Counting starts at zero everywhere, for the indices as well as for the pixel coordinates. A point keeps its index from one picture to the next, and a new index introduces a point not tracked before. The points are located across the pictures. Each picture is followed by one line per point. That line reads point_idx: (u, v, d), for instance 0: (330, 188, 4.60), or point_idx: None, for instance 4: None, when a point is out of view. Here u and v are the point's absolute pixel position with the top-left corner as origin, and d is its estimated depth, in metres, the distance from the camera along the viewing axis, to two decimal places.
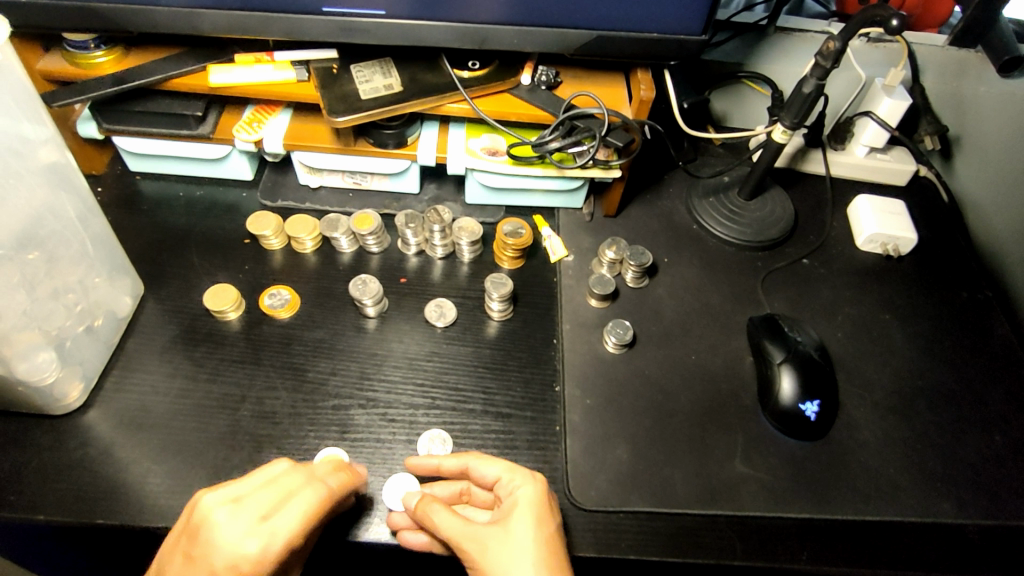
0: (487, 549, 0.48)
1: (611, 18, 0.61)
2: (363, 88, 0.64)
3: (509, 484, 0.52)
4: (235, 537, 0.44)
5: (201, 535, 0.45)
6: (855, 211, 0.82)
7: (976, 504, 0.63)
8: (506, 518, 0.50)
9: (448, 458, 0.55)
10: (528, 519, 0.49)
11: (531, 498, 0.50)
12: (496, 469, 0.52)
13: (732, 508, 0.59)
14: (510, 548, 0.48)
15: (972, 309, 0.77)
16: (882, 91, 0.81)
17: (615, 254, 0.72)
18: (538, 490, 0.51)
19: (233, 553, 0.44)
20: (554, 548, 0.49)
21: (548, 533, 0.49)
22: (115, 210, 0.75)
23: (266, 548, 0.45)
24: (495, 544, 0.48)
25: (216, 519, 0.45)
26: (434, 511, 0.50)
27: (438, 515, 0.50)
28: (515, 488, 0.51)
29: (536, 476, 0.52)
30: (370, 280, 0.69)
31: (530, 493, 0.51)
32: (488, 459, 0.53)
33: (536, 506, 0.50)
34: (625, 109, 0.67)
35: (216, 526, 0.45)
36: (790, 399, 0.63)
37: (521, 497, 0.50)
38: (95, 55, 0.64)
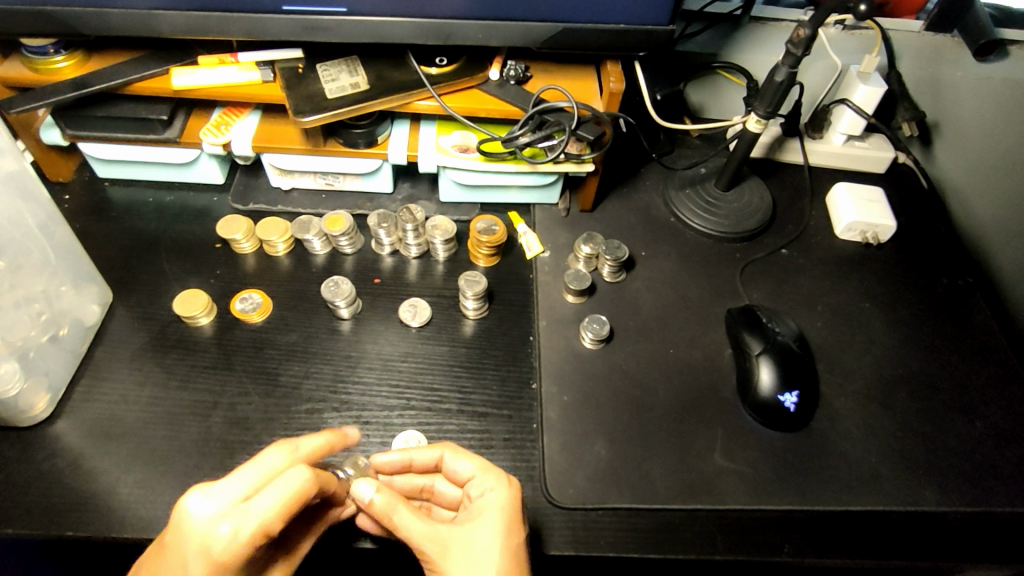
0: (447, 553, 0.47)
1: (577, 10, 0.60)
2: (328, 87, 0.63)
3: (480, 484, 0.50)
4: (205, 522, 0.41)
5: (173, 523, 0.41)
6: (834, 199, 0.82)
7: (958, 491, 0.62)
8: (471, 522, 0.49)
9: (420, 449, 0.53)
10: (494, 528, 0.48)
11: (505, 501, 0.49)
12: (469, 467, 0.51)
13: (712, 502, 0.59)
14: (474, 553, 0.47)
15: (952, 296, 0.77)
16: (857, 77, 0.80)
17: (592, 249, 0.72)
18: (510, 494, 0.50)
19: (204, 541, 0.40)
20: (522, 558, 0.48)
21: (513, 544, 0.48)
22: (84, 218, 0.74)
23: (238, 533, 0.41)
24: (455, 551, 0.48)
25: (189, 504, 0.41)
26: (393, 509, 0.48)
27: (396, 514, 0.48)
28: (487, 489, 0.50)
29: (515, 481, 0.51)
30: (342, 281, 0.68)
31: (504, 496, 0.49)
32: (462, 454, 0.52)
33: (507, 512, 0.49)
34: (596, 102, 0.66)
35: (187, 509, 0.41)
36: (768, 390, 0.63)
37: (493, 502, 0.49)
38: (55, 60, 0.63)
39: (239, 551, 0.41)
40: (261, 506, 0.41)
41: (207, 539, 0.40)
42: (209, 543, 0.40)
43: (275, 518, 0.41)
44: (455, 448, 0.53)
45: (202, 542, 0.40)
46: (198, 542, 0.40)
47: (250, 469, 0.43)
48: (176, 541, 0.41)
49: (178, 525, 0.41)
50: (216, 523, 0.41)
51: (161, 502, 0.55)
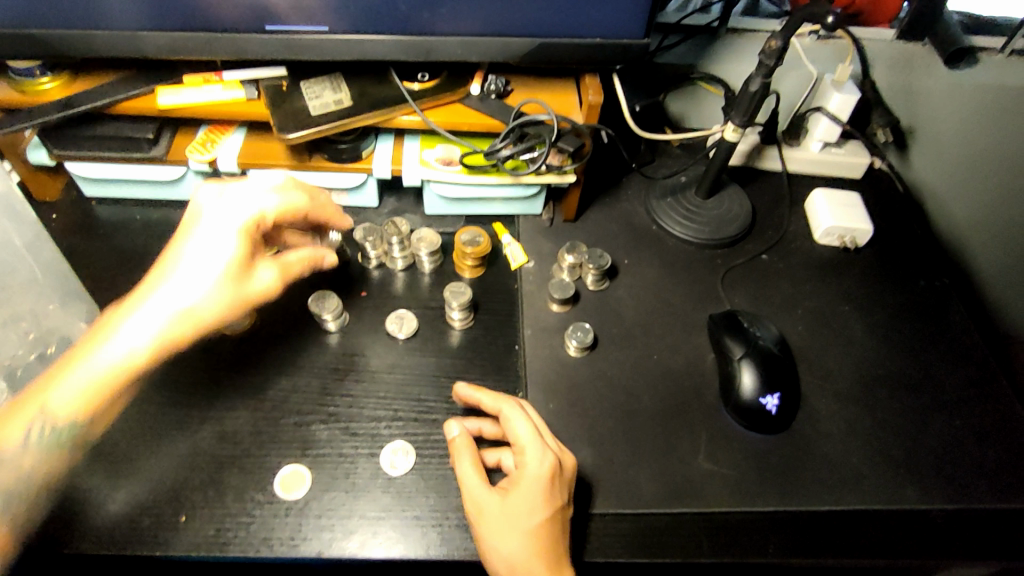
0: (483, 513, 0.52)
1: (554, 26, 0.62)
2: (312, 104, 0.64)
3: (524, 453, 0.53)
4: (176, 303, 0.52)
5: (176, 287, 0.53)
6: (812, 205, 0.83)
7: (939, 489, 0.64)
8: (512, 487, 0.52)
9: (488, 399, 0.58)
10: (527, 502, 0.51)
11: (541, 474, 0.52)
12: (522, 432, 0.54)
13: (698, 505, 0.60)
14: (510, 518, 0.51)
15: (930, 297, 0.78)
16: (831, 86, 0.82)
17: (575, 258, 0.73)
18: (547, 470, 0.52)
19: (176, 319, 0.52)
20: (553, 534, 0.51)
21: (540, 523, 0.51)
22: (71, 236, 0.74)
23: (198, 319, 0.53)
24: (491, 513, 0.52)
25: (175, 272, 0.53)
26: (460, 451, 0.55)
27: (459, 457, 0.55)
28: (527, 460, 0.53)
29: (555, 458, 0.53)
30: (329, 294, 0.69)
31: (542, 467, 0.52)
32: (521, 418, 0.55)
33: (540, 488, 0.51)
34: (576, 114, 0.67)
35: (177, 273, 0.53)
36: (750, 394, 0.64)
37: (530, 474, 0.52)
38: (42, 82, 0.64)
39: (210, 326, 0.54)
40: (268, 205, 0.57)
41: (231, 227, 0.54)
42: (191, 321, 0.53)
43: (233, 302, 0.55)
44: (516, 413, 0.56)
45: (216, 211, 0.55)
46: (188, 262, 0.54)
47: (191, 260, 0.53)
48: (204, 243, 0.54)
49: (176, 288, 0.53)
50: (240, 207, 0.55)
51: (153, 516, 0.56)
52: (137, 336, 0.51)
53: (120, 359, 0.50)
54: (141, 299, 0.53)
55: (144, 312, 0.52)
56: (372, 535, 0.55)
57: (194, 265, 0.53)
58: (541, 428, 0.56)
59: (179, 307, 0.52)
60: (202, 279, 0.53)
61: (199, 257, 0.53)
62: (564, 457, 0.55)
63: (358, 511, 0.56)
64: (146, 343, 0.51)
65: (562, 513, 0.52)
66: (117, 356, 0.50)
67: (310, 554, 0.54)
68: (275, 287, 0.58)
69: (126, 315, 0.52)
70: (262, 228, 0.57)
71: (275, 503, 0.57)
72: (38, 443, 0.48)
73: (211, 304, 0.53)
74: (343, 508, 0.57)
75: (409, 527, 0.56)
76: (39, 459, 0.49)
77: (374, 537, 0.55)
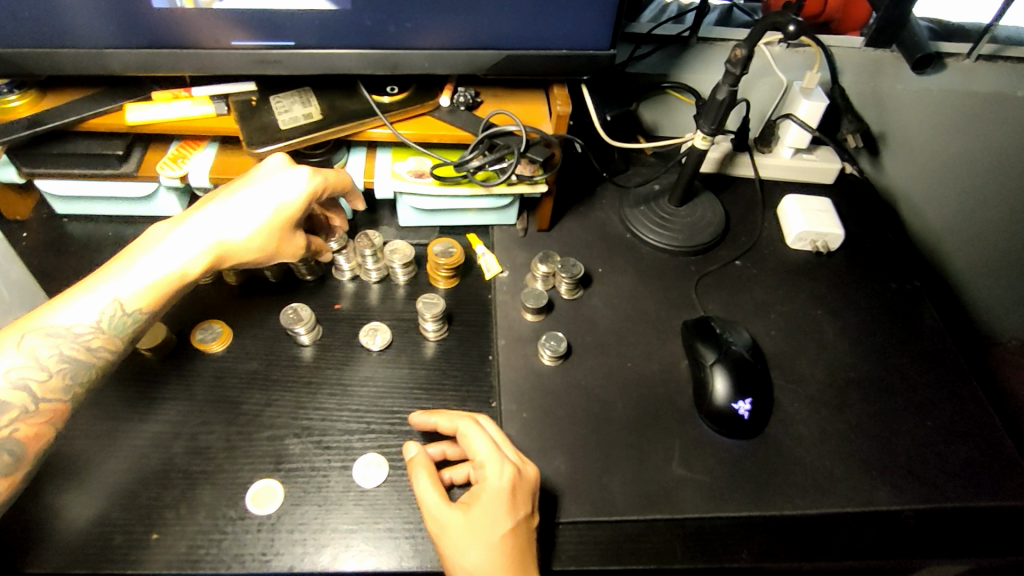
0: (445, 531, 0.52)
1: (519, 38, 0.62)
2: (282, 118, 0.64)
3: (485, 467, 0.54)
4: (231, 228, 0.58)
5: (234, 213, 0.58)
6: (784, 210, 0.84)
7: (911, 489, 0.64)
8: (474, 502, 0.53)
9: (444, 417, 0.58)
10: (491, 515, 0.51)
11: (502, 485, 0.52)
12: (482, 448, 0.55)
13: (671, 511, 0.60)
14: (473, 530, 0.51)
15: (901, 300, 0.79)
16: (800, 93, 0.83)
17: (548, 267, 0.73)
18: (507, 481, 0.52)
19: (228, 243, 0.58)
20: (518, 545, 0.51)
21: (507, 534, 0.51)
22: (43, 254, 0.74)
23: (245, 248, 0.59)
24: (453, 529, 0.52)
25: (234, 200, 0.58)
26: (418, 467, 0.55)
27: (417, 473, 0.55)
28: (488, 474, 0.53)
29: (516, 468, 0.54)
30: (301, 308, 0.69)
31: (504, 478, 0.53)
32: (479, 433, 0.56)
33: (502, 500, 0.52)
34: (545, 125, 0.68)
35: (236, 202, 0.58)
36: (723, 399, 0.64)
37: (491, 486, 0.52)
38: (9, 100, 0.64)
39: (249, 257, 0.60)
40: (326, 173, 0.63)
41: (298, 181, 0.60)
42: (236, 249, 0.58)
43: (272, 242, 0.60)
44: (472, 428, 0.56)
45: (284, 167, 0.60)
46: (246, 196, 0.58)
47: (252, 196, 0.58)
48: (265, 186, 0.59)
49: (233, 214, 0.58)
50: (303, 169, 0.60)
51: (125, 534, 0.55)
52: (190, 250, 0.56)
53: (174, 267, 0.55)
54: (195, 216, 0.58)
55: (195, 230, 0.57)
56: (345, 548, 0.55)
57: (251, 204, 0.58)
58: (501, 440, 0.56)
59: (228, 237, 0.58)
60: (253, 219, 0.58)
61: (257, 197, 0.58)
62: (527, 467, 0.55)
63: (329, 524, 0.56)
64: (197, 260, 0.56)
65: (526, 525, 0.53)
66: (170, 264, 0.55)
67: (282, 569, 0.54)
68: (302, 247, 0.64)
69: (179, 228, 0.57)
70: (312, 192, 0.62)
71: (247, 519, 0.56)
72: (105, 327, 0.53)
73: (253, 243, 0.59)
74: (316, 522, 0.56)
75: (382, 539, 0.56)
76: (86, 348, 0.53)
77: (347, 550, 0.55)
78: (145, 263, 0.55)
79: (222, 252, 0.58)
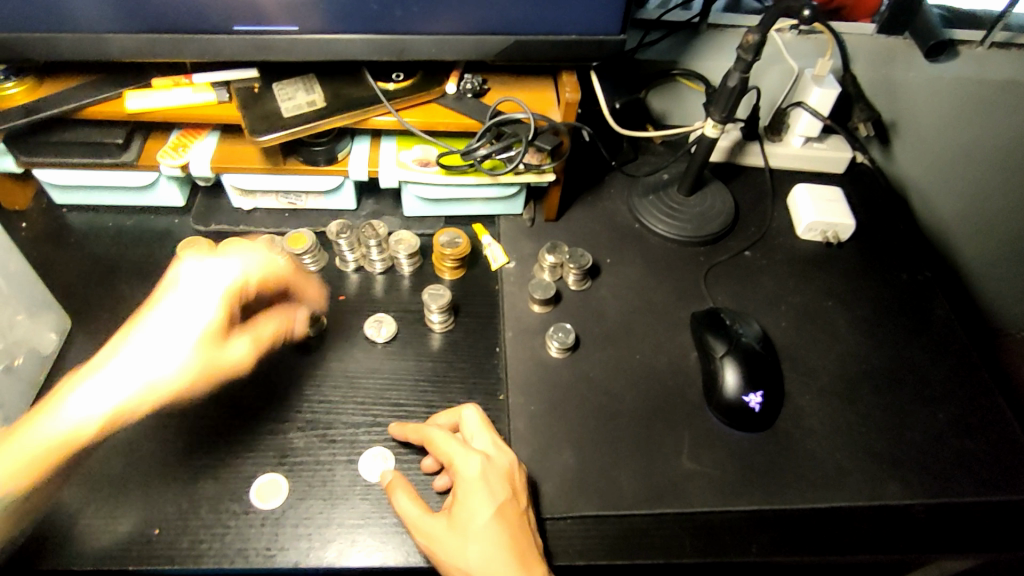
0: (436, 541, 0.50)
1: (527, 23, 0.61)
2: (285, 106, 0.63)
3: (459, 467, 0.53)
4: (145, 369, 0.54)
5: (147, 352, 0.54)
6: (795, 200, 0.83)
7: (923, 482, 0.63)
8: (457, 503, 0.52)
9: (407, 429, 0.57)
10: (480, 508, 0.51)
11: (477, 474, 0.52)
12: (449, 450, 0.54)
13: (681, 505, 0.59)
14: (469, 530, 0.50)
15: (913, 291, 0.78)
16: (812, 81, 0.81)
17: (556, 258, 0.72)
18: (482, 470, 0.52)
19: (144, 386, 0.53)
20: (515, 530, 0.51)
21: (505, 523, 0.51)
22: (42, 245, 0.72)
23: (163, 384, 0.54)
24: (444, 537, 0.50)
25: (146, 336, 0.55)
26: (396, 488, 0.53)
27: (396, 495, 0.53)
28: (463, 472, 0.52)
29: (486, 456, 0.53)
30: (305, 298, 0.68)
31: (478, 467, 0.52)
32: (443, 436, 0.55)
33: (484, 488, 0.51)
34: (554, 112, 0.67)
35: (147, 337, 0.55)
36: (733, 391, 0.63)
37: (469, 480, 0.52)
38: (5, 87, 0.62)
39: (174, 392, 0.55)
40: (251, 268, 0.59)
41: (214, 296, 0.57)
42: (154, 387, 0.54)
43: (198, 375, 0.56)
44: (435, 433, 0.55)
45: (200, 280, 0.57)
46: (159, 327, 0.55)
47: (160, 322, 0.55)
48: (179, 311, 0.56)
49: (146, 350, 0.55)
50: (222, 274, 0.57)
51: (122, 538, 0.54)
52: (90, 411, 0.52)
53: (70, 427, 0.51)
54: (104, 367, 0.54)
55: (101, 386, 0.53)
56: (351, 542, 0.54)
57: (165, 331, 0.55)
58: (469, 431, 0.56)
59: (143, 379, 0.54)
60: (168, 350, 0.55)
61: (171, 324, 0.55)
62: (499, 451, 0.55)
63: (332, 517, 0.56)
64: (96, 418, 0.52)
65: (516, 507, 0.52)
66: (62, 427, 0.51)
67: (287, 565, 0.53)
68: (247, 362, 0.60)
69: (85, 382, 0.53)
70: (243, 294, 0.59)
71: (251, 514, 0.55)
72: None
73: (179, 376, 0.55)
74: (321, 517, 0.56)
75: (388, 535, 0.55)
76: None
77: (353, 545, 0.54)
78: (41, 424, 0.51)
79: (132, 407, 0.53)
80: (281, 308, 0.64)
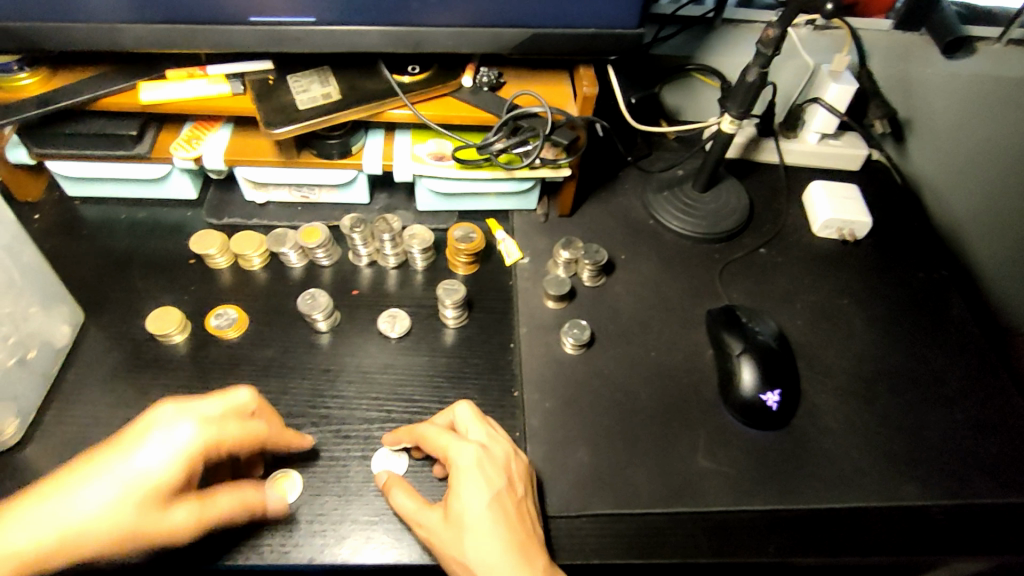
0: (436, 535, 0.50)
1: (545, 16, 0.60)
2: (300, 98, 0.62)
3: (453, 459, 0.52)
4: (68, 512, 0.43)
5: (77, 491, 0.44)
6: (810, 197, 0.82)
7: (940, 483, 0.63)
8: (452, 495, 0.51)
9: (402, 433, 0.57)
10: (475, 499, 0.50)
11: (471, 463, 0.51)
12: (443, 442, 0.53)
13: (697, 504, 0.59)
14: (466, 522, 0.49)
15: (929, 290, 0.77)
16: (829, 76, 0.80)
17: (571, 254, 0.72)
18: (475, 460, 0.51)
19: (57, 532, 0.43)
20: (514, 520, 0.50)
21: (502, 513, 0.50)
22: (54, 237, 0.72)
23: (78, 535, 0.43)
24: (443, 531, 0.50)
25: (83, 472, 0.44)
26: (394, 487, 0.53)
27: (394, 493, 0.53)
28: (457, 463, 0.52)
29: (481, 445, 0.53)
30: (319, 293, 0.67)
31: (472, 458, 0.52)
32: (437, 430, 0.54)
33: (479, 478, 0.51)
34: (570, 106, 0.66)
35: (84, 473, 0.44)
36: (750, 390, 0.63)
37: (463, 471, 0.51)
38: (19, 77, 0.62)
39: (81, 549, 0.43)
40: (229, 428, 0.48)
41: (175, 445, 0.45)
42: (66, 537, 0.43)
43: (109, 535, 0.43)
44: (429, 428, 0.55)
45: (166, 425, 0.46)
46: (100, 469, 0.44)
47: (109, 458, 0.45)
48: (129, 454, 0.45)
49: (76, 489, 0.44)
50: (186, 428, 0.46)
51: None
52: None
53: None
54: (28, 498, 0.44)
55: (16, 520, 0.42)
56: (365, 539, 0.54)
57: (105, 472, 0.44)
58: (465, 422, 0.55)
59: (59, 523, 0.43)
60: (97, 496, 0.43)
61: (113, 467, 0.44)
62: (495, 441, 0.54)
63: (346, 514, 0.55)
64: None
65: (514, 495, 0.51)
66: None
67: (301, 561, 0.53)
68: (174, 534, 0.46)
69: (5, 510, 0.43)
70: (211, 453, 0.47)
71: None
72: None
73: (93, 530, 0.43)
74: (335, 513, 0.55)
75: (403, 531, 0.54)
76: None
77: (368, 542, 0.54)
78: None
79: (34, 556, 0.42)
80: (251, 486, 0.51)
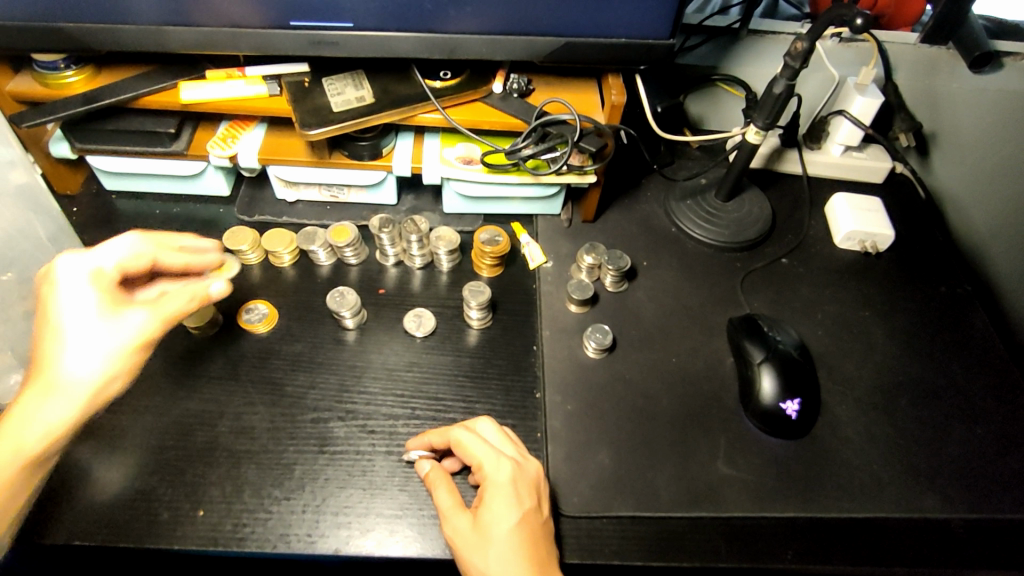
0: (463, 542, 0.50)
1: (577, 25, 0.61)
2: (334, 100, 0.64)
3: (488, 470, 0.52)
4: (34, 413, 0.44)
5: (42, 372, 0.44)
6: (833, 209, 0.82)
7: (961, 497, 0.63)
8: (483, 504, 0.51)
9: (435, 432, 0.57)
10: (504, 516, 0.50)
11: (506, 479, 0.52)
12: (479, 451, 0.53)
13: (717, 510, 0.59)
14: (492, 535, 0.50)
15: (951, 304, 0.78)
16: (853, 89, 0.81)
17: (594, 259, 0.72)
18: (509, 476, 0.52)
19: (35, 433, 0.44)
20: (535, 546, 0.50)
21: (528, 537, 0.50)
22: (92, 230, 0.74)
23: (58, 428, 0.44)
24: (468, 540, 0.50)
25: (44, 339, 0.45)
26: (437, 483, 0.54)
27: (437, 490, 0.53)
28: (491, 473, 0.52)
29: (517, 463, 0.53)
30: (347, 291, 0.68)
31: (506, 472, 0.52)
32: (472, 435, 0.54)
33: (509, 493, 0.51)
34: (597, 114, 0.67)
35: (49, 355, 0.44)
36: (771, 398, 0.63)
37: (497, 482, 0.51)
38: (66, 75, 0.63)
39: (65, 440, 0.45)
40: (125, 257, 0.48)
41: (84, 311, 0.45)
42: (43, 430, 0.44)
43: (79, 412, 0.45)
44: (465, 435, 0.54)
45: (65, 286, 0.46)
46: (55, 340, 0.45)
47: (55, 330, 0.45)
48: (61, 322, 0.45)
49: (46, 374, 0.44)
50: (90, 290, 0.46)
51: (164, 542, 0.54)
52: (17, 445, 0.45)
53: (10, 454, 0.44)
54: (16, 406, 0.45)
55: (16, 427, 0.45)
56: (388, 533, 0.55)
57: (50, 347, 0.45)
58: (496, 438, 0.55)
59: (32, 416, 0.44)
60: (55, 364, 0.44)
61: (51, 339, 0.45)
62: (526, 459, 0.55)
63: (370, 506, 0.57)
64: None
65: (537, 517, 0.52)
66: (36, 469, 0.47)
67: (328, 551, 0.54)
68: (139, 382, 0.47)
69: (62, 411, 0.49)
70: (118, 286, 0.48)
71: (292, 500, 0.57)
72: None
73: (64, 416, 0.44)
74: (360, 506, 0.57)
75: (426, 526, 0.56)
76: None
77: (391, 535, 0.55)
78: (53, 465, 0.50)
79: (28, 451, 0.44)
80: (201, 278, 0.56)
